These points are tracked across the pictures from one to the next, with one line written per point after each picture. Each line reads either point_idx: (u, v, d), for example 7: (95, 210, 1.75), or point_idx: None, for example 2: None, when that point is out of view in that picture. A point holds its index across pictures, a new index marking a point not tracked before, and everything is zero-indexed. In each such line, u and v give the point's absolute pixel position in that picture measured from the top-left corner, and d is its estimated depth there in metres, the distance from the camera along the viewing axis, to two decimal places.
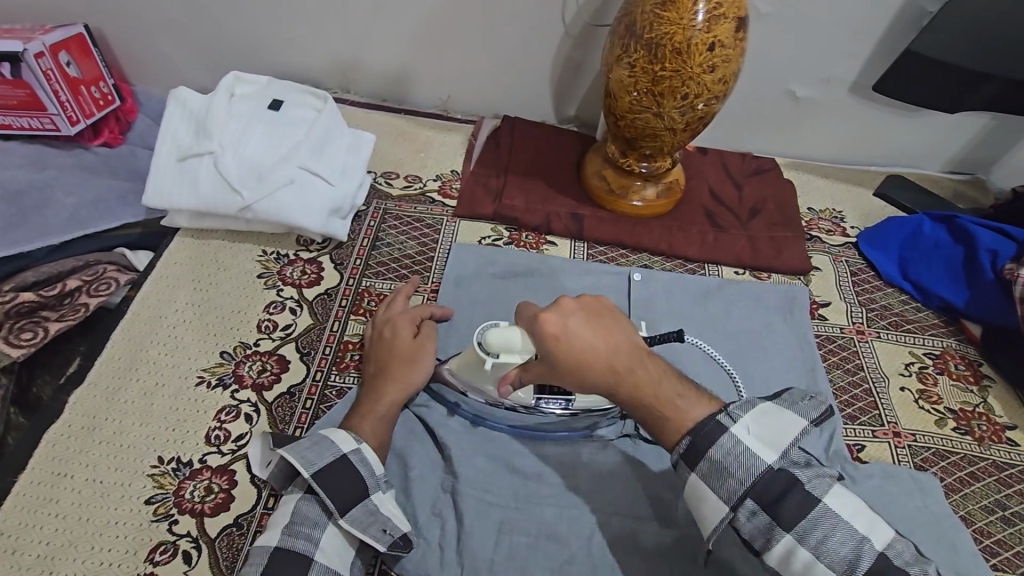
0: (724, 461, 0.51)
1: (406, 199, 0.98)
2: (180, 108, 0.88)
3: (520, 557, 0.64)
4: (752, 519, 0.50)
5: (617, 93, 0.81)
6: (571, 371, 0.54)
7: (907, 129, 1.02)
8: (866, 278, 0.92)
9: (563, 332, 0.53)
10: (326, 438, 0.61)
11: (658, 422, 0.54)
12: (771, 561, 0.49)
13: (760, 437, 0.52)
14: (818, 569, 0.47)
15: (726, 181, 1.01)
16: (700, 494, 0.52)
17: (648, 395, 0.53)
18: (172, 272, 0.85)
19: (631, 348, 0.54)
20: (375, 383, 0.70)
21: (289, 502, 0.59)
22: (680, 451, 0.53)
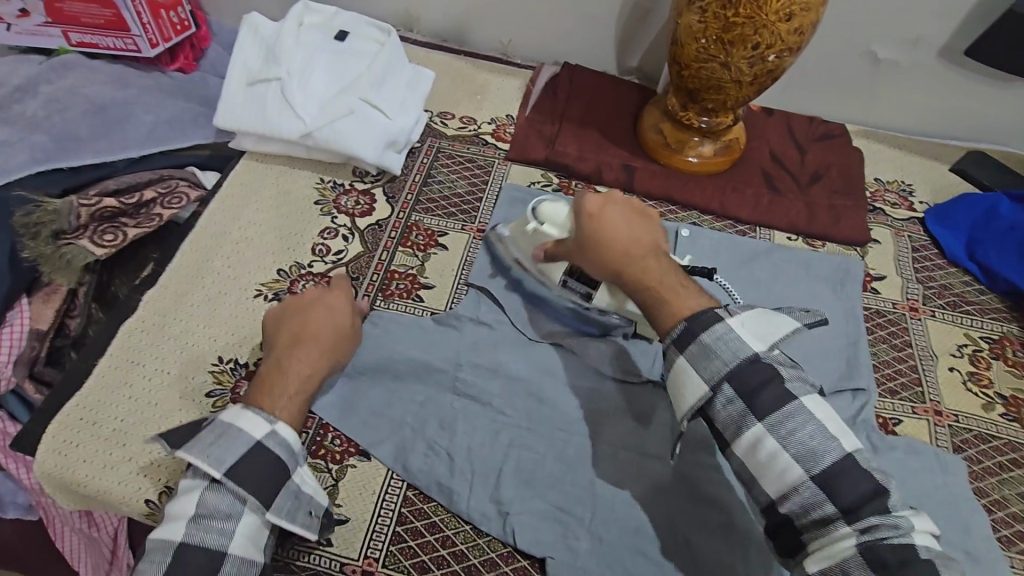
0: (714, 345, 0.56)
1: (459, 139, 0.99)
2: (252, 33, 0.91)
3: (530, 477, 0.68)
4: (728, 407, 0.55)
5: (683, 40, 0.78)
6: (596, 242, 0.65)
7: (996, 100, 0.95)
8: (928, 256, 0.88)
9: (598, 210, 0.67)
10: (234, 428, 0.59)
11: (655, 306, 0.62)
12: (738, 450, 0.55)
13: (753, 333, 0.57)
14: (782, 458, 0.52)
15: (788, 144, 0.97)
16: (681, 371, 0.58)
17: (651, 279, 0.62)
18: (236, 193, 0.90)
19: (653, 244, 0.64)
20: (286, 353, 0.67)
21: (195, 488, 0.56)
22: (675, 335, 0.59)
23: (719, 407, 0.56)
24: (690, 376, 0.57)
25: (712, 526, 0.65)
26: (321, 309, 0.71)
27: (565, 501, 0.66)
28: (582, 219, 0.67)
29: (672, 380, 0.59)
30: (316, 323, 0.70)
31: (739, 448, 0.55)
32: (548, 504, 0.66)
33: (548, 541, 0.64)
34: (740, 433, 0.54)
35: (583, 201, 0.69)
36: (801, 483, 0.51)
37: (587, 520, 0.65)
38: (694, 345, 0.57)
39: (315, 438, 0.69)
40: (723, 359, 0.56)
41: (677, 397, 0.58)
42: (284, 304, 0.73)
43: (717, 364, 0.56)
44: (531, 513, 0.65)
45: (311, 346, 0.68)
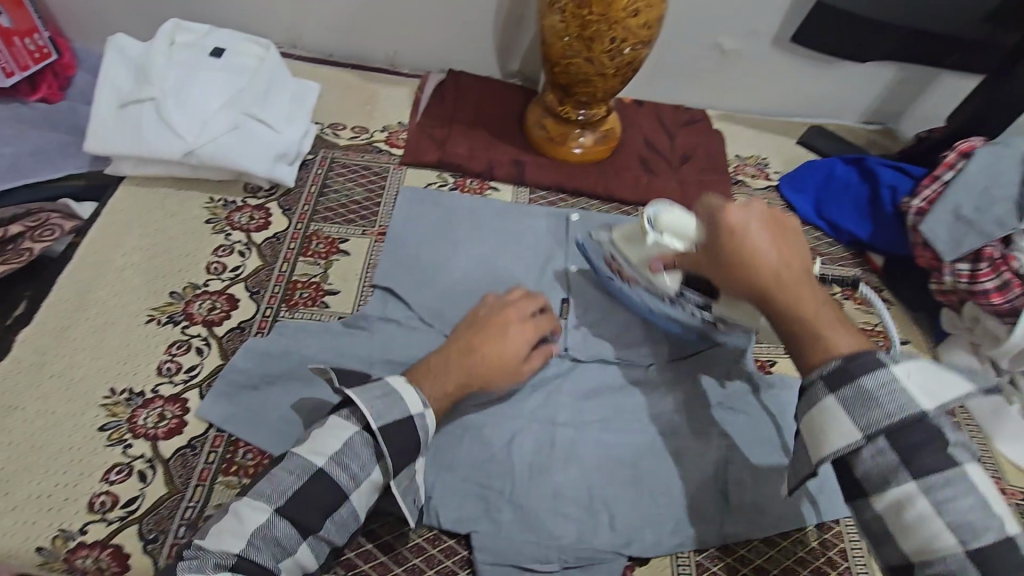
0: (876, 391, 0.50)
1: (353, 148, 1.00)
2: (119, 55, 0.88)
3: (450, 460, 0.70)
4: (876, 458, 0.50)
5: (550, 40, 0.85)
6: (740, 266, 0.58)
7: (825, 81, 1.10)
8: (785, 219, 1.00)
9: (743, 225, 0.59)
10: (400, 396, 0.62)
11: (807, 343, 0.54)
12: (879, 506, 0.50)
13: (920, 388, 0.50)
14: (933, 524, 0.47)
15: (660, 131, 1.07)
16: (829, 415, 0.52)
17: (805, 311, 0.55)
18: (117, 220, 0.86)
19: (807, 269, 0.58)
20: (460, 358, 0.68)
21: (344, 432, 0.60)
22: (823, 371, 0.52)
23: (866, 459, 0.50)
24: (841, 420, 0.51)
25: (622, 478, 0.71)
26: (498, 336, 0.70)
27: (481, 476, 0.69)
28: (723, 234, 0.59)
29: (817, 419, 0.53)
30: (502, 345, 0.70)
31: (881, 505, 0.49)
32: (464, 482, 0.69)
33: (466, 515, 0.67)
34: (887, 487, 0.49)
35: (721, 210, 0.60)
36: (951, 553, 0.46)
37: (499, 488, 0.68)
38: (852, 388, 0.51)
39: (225, 455, 0.68)
40: (886, 412, 0.49)
41: (817, 441, 0.53)
42: (486, 305, 0.75)
43: (879, 415, 0.49)
44: (452, 492, 0.68)
45: (462, 359, 0.68)
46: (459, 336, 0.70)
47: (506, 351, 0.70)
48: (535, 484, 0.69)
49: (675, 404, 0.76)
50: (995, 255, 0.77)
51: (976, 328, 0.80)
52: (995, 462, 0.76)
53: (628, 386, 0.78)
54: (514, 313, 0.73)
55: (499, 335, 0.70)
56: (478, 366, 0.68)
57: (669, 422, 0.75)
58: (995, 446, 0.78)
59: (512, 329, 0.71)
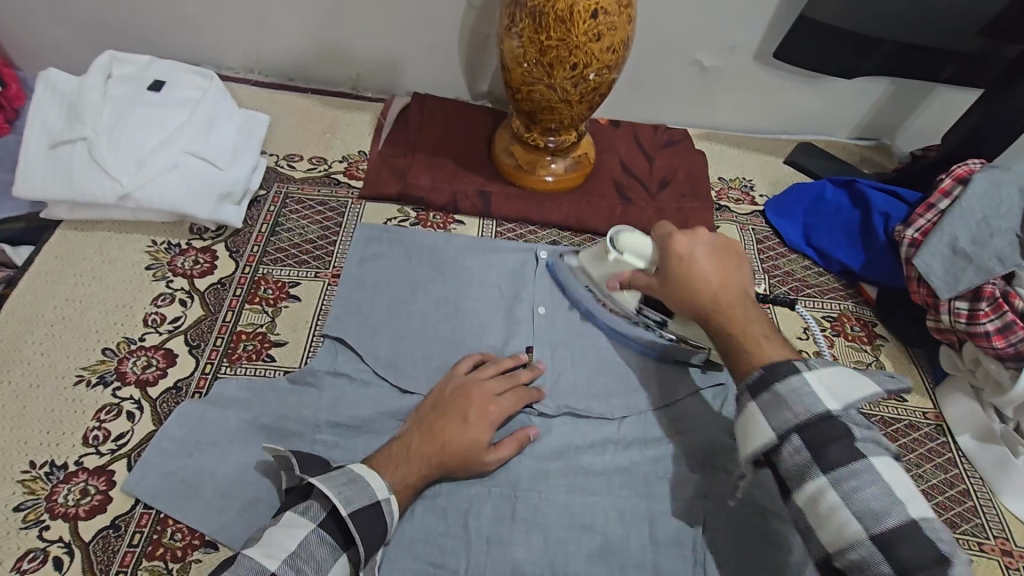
0: (788, 396, 0.55)
1: (309, 182, 0.94)
2: (51, 91, 0.83)
3: (397, 536, 0.64)
4: (794, 456, 0.54)
5: (509, 66, 0.79)
6: (682, 284, 0.67)
7: (813, 96, 1.03)
8: (771, 246, 0.93)
9: (687, 252, 0.68)
10: (363, 479, 0.59)
11: (737, 352, 0.62)
12: (798, 499, 0.53)
13: (830, 389, 0.55)
14: (842, 514, 0.50)
15: (637, 154, 1.01)
16: (749, 416, 0.57)
17: (737, 325, 0.63)
18: (51, 268, 0.80)
19: (744, 291, 0.66)
20: (420, 437, 0.64)
21: (300, 528, 0.56)
22: (749, 379, 0.58)
23: (787, 456, 0.54)
24: (759, 420, 0.56)
25: (588, 552, 0.64)
26: (457, 424, 0.65)
27: (432, 553, 0.63)
28: (671, 257, 0.69)
29: (742, 422, 0.57)
30: (461, 433, 0.65)
31: (800, 496, 0.53)
32: (413, 561, 0.62)
33: None
34: (805, 481, 0.53)
35: (671, 239, 0.70)
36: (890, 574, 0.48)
37: (452, 567, 0.62)
38: (768, 394, 0.56)
39: (152, 536, 0.62)
40: (795, 412, 0.54)
41: (743, 440, 0.57)
42: (454, 381, 0.70)
43: (789, 417, 0.54)
44: (399, 573, 0.62)
45: (437, 442, 0.64)
46: (422, 409, 0.67)
47: (479, 441, 0.65)
48: (491, 560, 0.63)
49: (648, 463, 0.70)
50: (996, 293, 0.71)
51: (978, 370, 0.74)
52: (999, 519, 0.70)
53: (598, 444, 0.72)
54: (488, 385, 0.69)
55: (463, 417, 0.66)
56: (440, 440, 0.64)
57: (642, 484, 0.69)
58: (999, 500, 0.71)
59: (481, 415, 0.66)
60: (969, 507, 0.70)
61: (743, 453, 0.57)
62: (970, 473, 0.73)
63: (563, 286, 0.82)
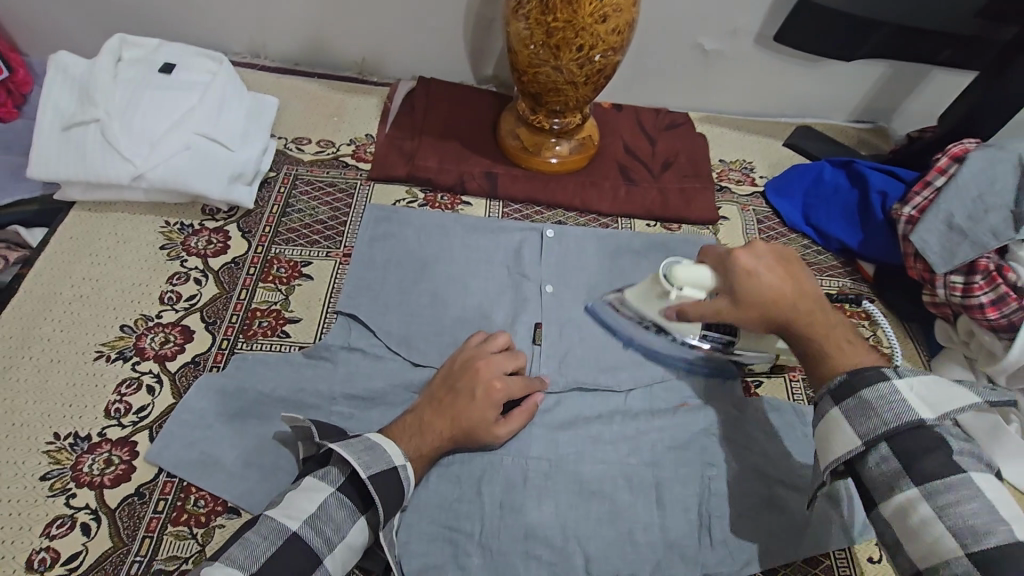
0: (875, 403, 0.54)
1: (318, 164, 0.96)
2: (63, 74, 0.84)
3: (413, 501, 0.66)
4: (881, 465, 0.52)
5: (516, 48, 0.81)
6: (753, 299, 0.65)
7: (812, 79, 1.05)
8: (771, 226, 0.95)
9: (752, 267, 0.66)
10: (381, 447, 0.60)
11: (820, 361, 0.60)
12: (885, 510, 0.51)
13: (923, 399, 0.53)
14: (935, 527, 0.48)
15: (640, 136, 1.02)
16: (834, 423, 0.56)
17: (818, 333, 0.61)
18: (66, 248, 0.82)
19: (816, 296, 0.64)
20: (434, 408, 0.66)
21: (321, 492, 0.57)
22: (830, 386, 0.57)
23: (873, 464, 0.53)
24: (844, 428, 0.55)
25: (598, 516, 0.67)
26: (463, 398, 0.67)
27: (447, 517, 0.65)
28: (735, 272, 0.67)
29: (823, 431, 0.57)
30: (465, 407, 0.66)
31: (888, 507, 0.51)
32: (430, 526, 0.65)
33: (428, 558, 0.63)
34: (893, 491, 0.51)
35: (734, 254, 0.68)
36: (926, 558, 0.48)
37: (467, 530, 0.65)
38: (852, 399, 0.55)
39: (176, 503, 0.64)
40: (885, 419, 0.53)
41: (823, 449, 0.56)
42: (460, 357, 0.71)
43: (878, 423, 0.53)
44: (416, 536, 0.64)
45: (446, 413, 0.66)
46: (434, 382, 0.69)
47: (487, 415, 0.66)
48: (504, 524, 0.65)
49: (655, 432, 0.73)
50: (990, 267, 0.73)
51: (972, 343, 0.76)
52: None
53: (606, 415, 0.74)
54: (496, 362, 0.70)
55: (469, 394, 0.67)
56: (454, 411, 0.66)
57: (648, 452, 0.71)
58: None
59: (487, 390, 0.67)
60: None
61: (825, 461, 0.56)
62: None
63: (612, 328, 0.80)
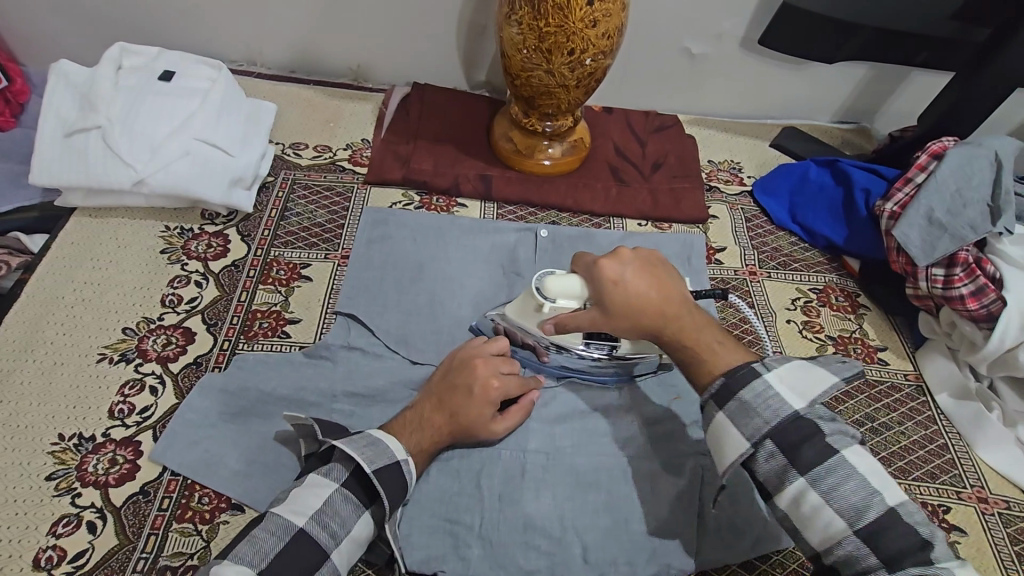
0: (755, 402, 0.56)
1: (315, 168, 0.98)
2: (64, 82, 0.85)
3: (414, 496, 0.67)
4: (769, 461, 0.55)
5: (509, 53, 0.83)
6: (625, 310, 0.64)
7: (796, 81, 1.08)
8: (759, 224, 0.98)
9: (618, 276, 0.64)
10: (383, 444, 0.62)
11: (694, 364, 0.62)
12: (781, 501, 0.55)
13: (791, 388, 0.56)
14: (825, 512, 0.52)
15: (630, 138, 1.05)
16: (719, 429, 0.58)
17: (689, 338, 0.62)
18: (68, 253, 0.83)
19: (682, 299, 0.64)
20: (433, 404, 0.68)
21: (325, 488, 0.59)
22: (713, 390, 0.59)
23: (763, 461, 0.56)
24: (730, 432, 0.57)
25: (595, 507, 0.68)
26: (462, 394, 0.68)
27: (448, 510, 0.67)
28: (603, 285, 0.65)
29: (712, 437, 0.59)
30: (463, 402, 0.67)
31: (782, 500, 0.55)
32: (431, 519, 0.66)
33: (429, 550, 0.65)
34: (784, 485, 0.54)
35: (599, 265, 0.66)
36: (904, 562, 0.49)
37: (467, 522, 0.66)
38: (733, 402, 0.57)
39: (180, 501, 0.65)
40: (765, 418, 0.55)
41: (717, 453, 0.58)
42: (460, 352, 0.72)
43: (759, 425, 0.55)
44: (418, 529, 0.65)
45: (445, 409, 0.67)
46: (433, 379, 0.71)
47: (484, 412, 0.68)
48: (503, 516, 0.67)
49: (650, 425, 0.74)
50: (969, 259, 0.77)
51: (954, 333, 0.79)
52: (976, 471, 0.74)
53: (602, 409, 0.75)
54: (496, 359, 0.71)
55: (468, 390, 0.68)
56: (453, 407, 0.67)
57: (644, 444, 0.73)
58: (976, 454, 0.75)
59: (484, 388, 0.68)
60: (947, 460, 0.75)
61: (720, 466, 0.58)
62: (948, 429, 0.77)
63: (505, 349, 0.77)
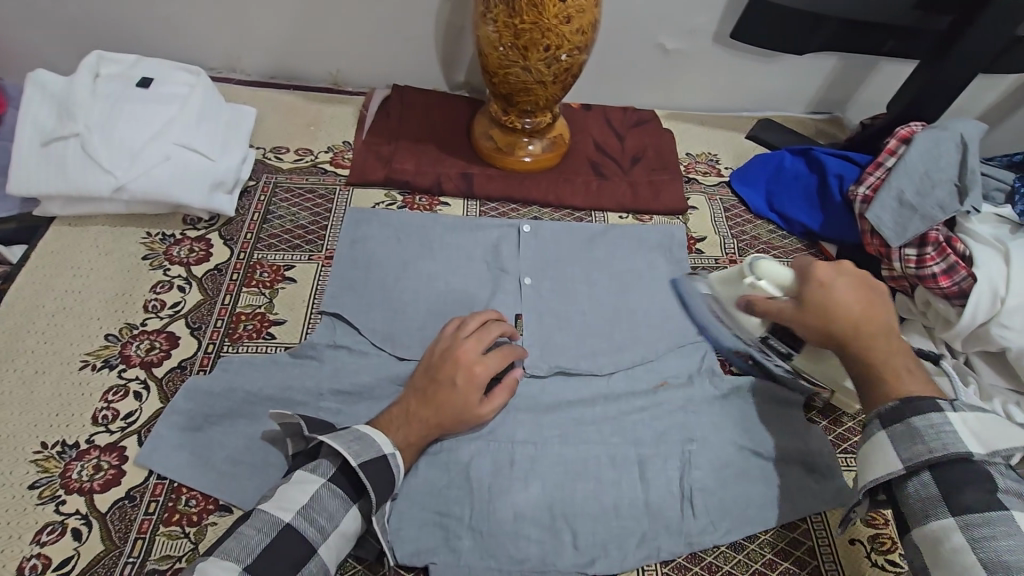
0: (923, 431, 0.55)
1: (297, 171, 0.98)
2: (40, 91, 0.85)
3: (403, 490, 0.67)
4: (922, 492, 0.54)
5: (486, 51, 0.84)
6: (820, 316, 0.65)
7: (769, 74, 1.10)
8: (738, 213, 1.00)
9: (829, 280, 0.66)
10: (370, 437, 0.62)
11: (873, 383, 0.61)
12: (919, 536, 0.52)
13: (974, 432, 0.54)
14: (965, 558, 0.49)
15: (609, 133, 1.06)
16: (875, 446, 0.57)
17: (878, 358, 0.61)
18: (47, 262, 0.82)
19: (885, 320, 0.63)
20: (419, 397, 0.68)
21: (313, 482, 0.59)
22: (884, 409, 0.57)
23: (914, 491, 0.54)
24: (888, 452, 0.56)
25: (585, 494, 0.69)
26: (448, 386, 0.68)
27: (438, 502, 0.67)
28: (811, 284, 0.67)
29: (866, 452, 0.58)
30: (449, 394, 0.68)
31: (921, 533, 0.52)
32: (421, 512, 0.66)
33: (420, 542, 0.65)
34: (929, 519, 0.52)
35: (814, 264, 0.69)
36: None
37: (457, 514, 0.66)
38: (901, 425, 0.56)
39: (167, 504, 0.65)
40: (929, 447, 0.54)
41: (863, 468, 0.57)
42: (442, 346, 0.72)
43: (921, 450, 0.54)
44: (407, 522, 0.66)
45: (430, 402, 0.67)
46: (416, 372, 0.71)
47: (471, 401, 0.69)
48: (493, 507, 0.67)
49: (637, 412, 0.75)
50: (939, 239, 0.79)
51: (929, 312, 0.80)
52: None
53: (589, 398, 0.76)
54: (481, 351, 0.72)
55: (452, 382, 0.68)
56: (443, 396, 0.67)
57: (631, 431, 0.74)
58: None
59: (468, 376, 0.69)
60: None
61: (862, 479, 0.57)
62: None
63: (688, 305, 0.84)
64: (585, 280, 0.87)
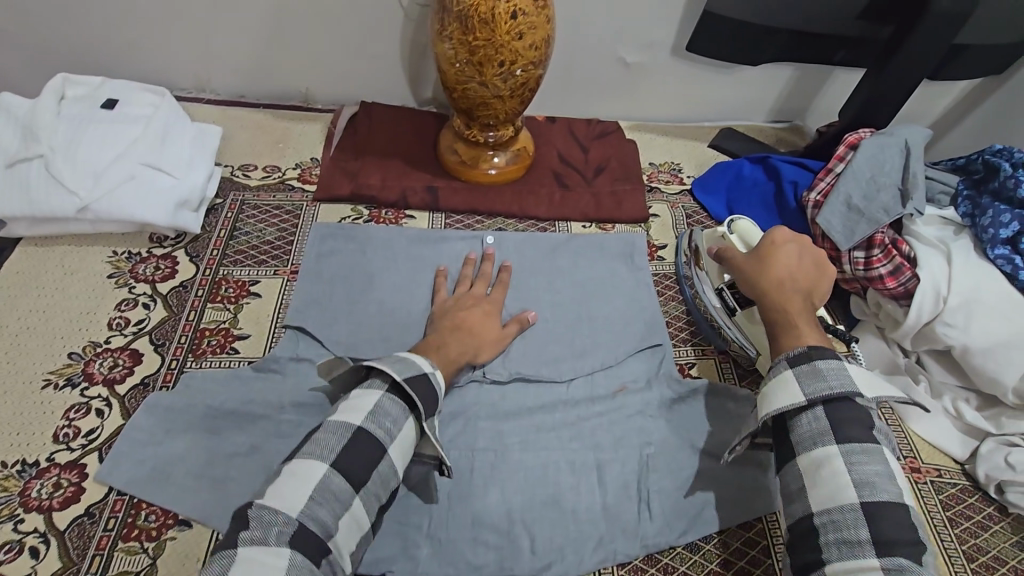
0: (826, 370, 0.59)
1: (264, 188, 0.99)
2: (5, 114, 0.87)
3: None
4: (813, 424, 0.57)
5: (444, 68, 0.87)
6: (757, 267, 0.72)
7: (728, 85, 1.13)
8: (699, 220, 1.02)
9: (780, 241, 0.73)
10: (410, 360, 0.65)
11: (778, 333, 0.67)
12: (803, 461, 0.56)
13: (864, 377, 0.59)
14: (843, 480, 0.53)
15: (573, 145, 1.09)
16: (782, 381, 0.60)
17: (788, 313, 0.67)
18: (12, 283, 0.83)
19: (812, 287, 0.69)
20: None
21: (375, 392, 0.61)
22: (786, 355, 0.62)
23: (806, 424, 0.58)
24: (790, 383, 0.59)
25: (543, 500, 0.70)
26: None
27: (396, 512, 0.67)
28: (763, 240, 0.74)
29: (769, 385, 0.61)
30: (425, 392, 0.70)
31: (805, 457, 0.56)
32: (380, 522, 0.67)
33: (378, 552, 0.65)
34: (817, 445, 0.56)
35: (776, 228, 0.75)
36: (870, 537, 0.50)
37: (416, 523, 0.67)
38: (807, 365, 0.60)
39: (126, 520, 0.65)
40: (832, 384, 0.58)
41: (766, 398, 0.61)
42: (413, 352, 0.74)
43: (823, 387, 0.58)
44: None
45: None
46: None
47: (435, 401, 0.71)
48: (452, 515, 0.68)
49: (595, 418, 0.76)
50: (886, 240, 0.81)
51: (881, 313, 0.82)
52: (907, 441, 0.77)
53: (549, 404, 0.77)
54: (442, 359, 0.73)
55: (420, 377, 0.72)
56: (455, 354, 0.73)
57: (590, 436, 0.75)
58: (907, 426, 0.78)
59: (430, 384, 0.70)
60: None
61: (762, 406, 0.61)
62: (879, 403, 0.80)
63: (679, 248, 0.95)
64: (547, 288, 0.88)
